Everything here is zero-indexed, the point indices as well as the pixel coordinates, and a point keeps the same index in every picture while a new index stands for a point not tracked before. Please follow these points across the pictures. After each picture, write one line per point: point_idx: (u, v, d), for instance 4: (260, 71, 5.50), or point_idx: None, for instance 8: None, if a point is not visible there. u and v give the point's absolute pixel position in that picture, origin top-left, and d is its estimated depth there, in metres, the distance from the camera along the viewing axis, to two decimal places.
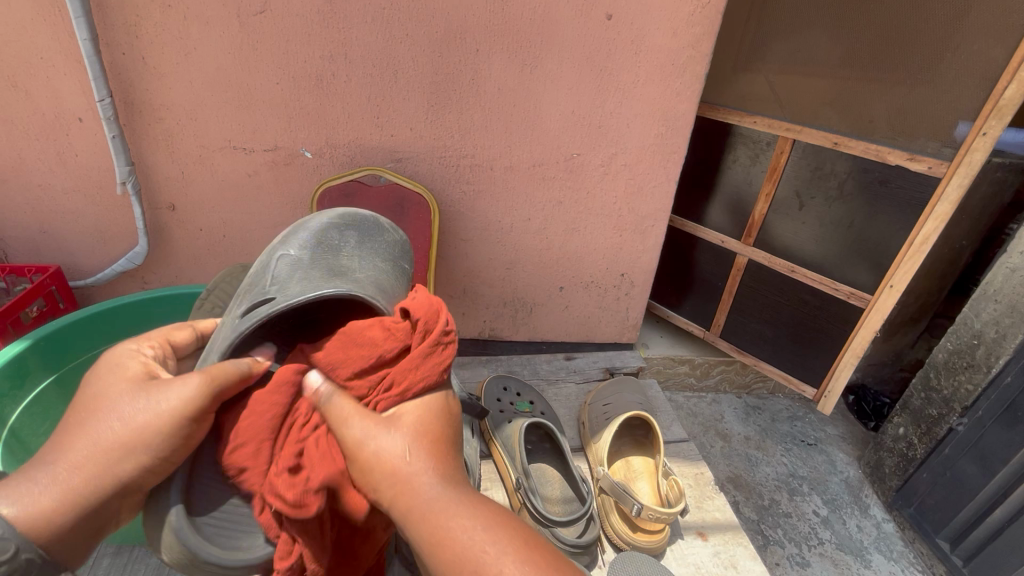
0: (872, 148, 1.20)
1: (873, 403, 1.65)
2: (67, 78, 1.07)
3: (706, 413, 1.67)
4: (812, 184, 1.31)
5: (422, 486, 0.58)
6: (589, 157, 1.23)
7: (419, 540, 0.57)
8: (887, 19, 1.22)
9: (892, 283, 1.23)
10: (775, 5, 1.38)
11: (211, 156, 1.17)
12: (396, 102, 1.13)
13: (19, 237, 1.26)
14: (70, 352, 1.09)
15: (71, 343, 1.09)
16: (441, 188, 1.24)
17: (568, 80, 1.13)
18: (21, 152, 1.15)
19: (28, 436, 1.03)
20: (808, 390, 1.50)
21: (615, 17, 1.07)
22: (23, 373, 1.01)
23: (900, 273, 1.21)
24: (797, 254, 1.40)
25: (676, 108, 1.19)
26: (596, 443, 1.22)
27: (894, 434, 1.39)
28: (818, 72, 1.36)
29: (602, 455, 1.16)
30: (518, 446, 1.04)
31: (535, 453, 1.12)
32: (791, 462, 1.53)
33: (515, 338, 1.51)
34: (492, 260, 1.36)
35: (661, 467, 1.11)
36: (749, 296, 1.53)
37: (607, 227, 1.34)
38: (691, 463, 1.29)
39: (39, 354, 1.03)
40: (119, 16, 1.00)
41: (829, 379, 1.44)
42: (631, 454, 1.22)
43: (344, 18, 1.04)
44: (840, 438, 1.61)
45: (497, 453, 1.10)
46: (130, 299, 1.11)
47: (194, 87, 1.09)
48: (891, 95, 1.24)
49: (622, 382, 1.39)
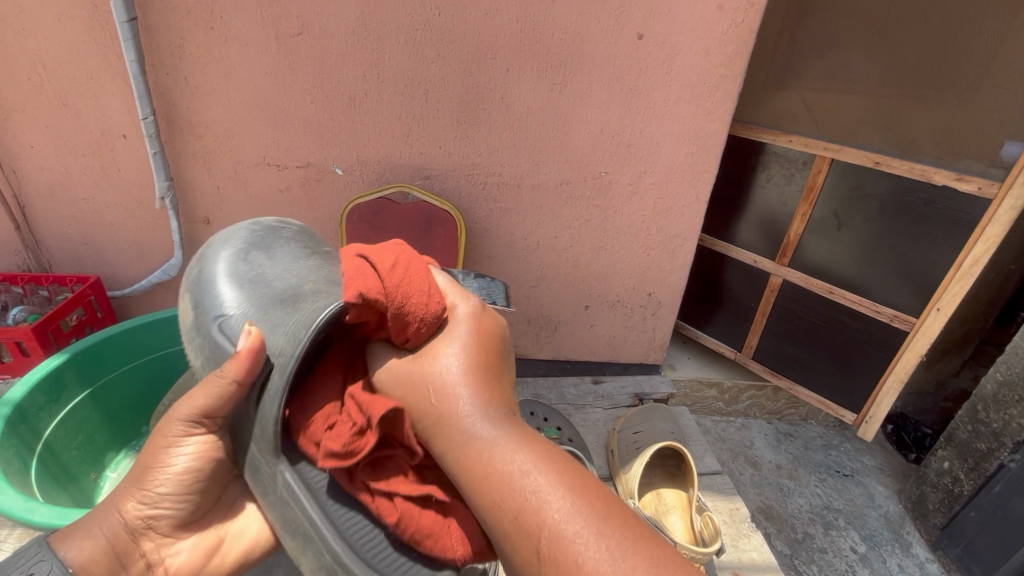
0: (917, 167, 1.15)
1: (913, 433, 1.55)
2: (114, 97, 1.12)
3: (735, 439, 1.61)
4: (852, 203, 1.28)
5: (468, 425, 0.53)
6: (617, 176, 1.22)
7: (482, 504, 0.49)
8: (931, 37, 1.20)
9: (939, 306, 1.19)
10: (812, 20, 1.33)
11: (245, 172, 1.20)
12: (426, 120, 1.15)
13: (62, 247, 1.31)
14: (106, 365, 1.12)
15: (104, 358, 1.11)
16: (468, 205, 1.24)
17: (597, 99, 1.13)
18: (68, 166, 1.20)
19: (64, 450, 1.05)
20: (847, 415, 1.45)
21: (646, 37, 1.07)
22: (59, 388, 1.03)
23: (947, 296, 1.17)
24: (835, 275, 1.36)
25: (707, 127, 1.17)
26: (624, 473, 1.19)
27: (938, 468, 1.32)
28: (855, 91, 1.32)
29: (631, 487, 1.13)
30: None
31: None
32: (826, 493, 1.46)
33: (538, 356, 1.49)
34: (517, 277, 1.35)
35: (695, 502, 1.08)
36: (784, 318, 1.49)
37: (635, 246, 1.32)
38: (727, 498, 1.24)
39: (76, 366, 1.05)
40: (165, 38, 1.05)
41: (870, 405, 1.40)
42: (663, 486, 1.19)
43: (377, 39, 1.06)
44: (878, 470, 1.53)
45: None
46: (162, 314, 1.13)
47: (232, 106, 1.12)
48: (937, 113, 1.21)
49: (654, 410, 1.36)
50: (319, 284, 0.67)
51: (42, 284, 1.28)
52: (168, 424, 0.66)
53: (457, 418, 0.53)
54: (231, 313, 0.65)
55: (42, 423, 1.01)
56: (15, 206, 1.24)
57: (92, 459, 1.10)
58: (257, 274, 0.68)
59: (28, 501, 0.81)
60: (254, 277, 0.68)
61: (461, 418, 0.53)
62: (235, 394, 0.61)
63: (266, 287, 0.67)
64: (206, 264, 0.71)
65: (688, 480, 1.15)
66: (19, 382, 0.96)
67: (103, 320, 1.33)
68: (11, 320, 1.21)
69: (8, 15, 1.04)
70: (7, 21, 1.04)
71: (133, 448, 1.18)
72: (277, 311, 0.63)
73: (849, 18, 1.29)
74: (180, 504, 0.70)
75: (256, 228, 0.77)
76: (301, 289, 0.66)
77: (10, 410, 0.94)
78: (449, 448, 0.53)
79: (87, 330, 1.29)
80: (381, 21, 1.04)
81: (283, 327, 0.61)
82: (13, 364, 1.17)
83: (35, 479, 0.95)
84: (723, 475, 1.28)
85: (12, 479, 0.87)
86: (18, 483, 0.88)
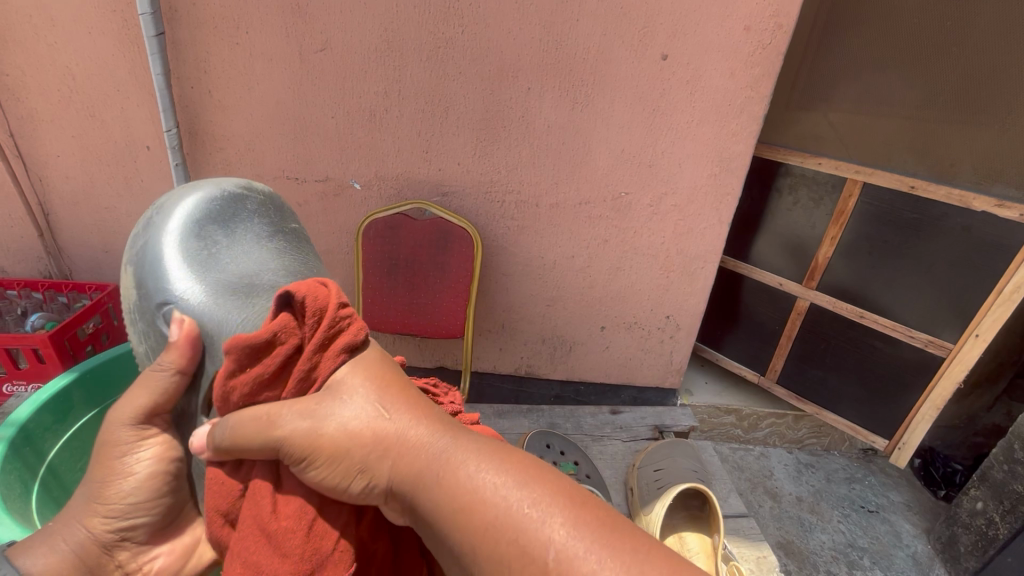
0: (955, 193, 1.13)
1: (942, 468, 1.48)
2: (139, 109, 1.13)
3: (753, 468, 1.56)
4: (884, 225, 1.24)
5: (423, 443, 0.44)
6: (638, 197, 1.20)
7: (441, 516, 0.41)
8: (972, 59, 1.13)
9: (978, 331, 1.17)
10: (845, 42, 1.28)
11: (264, 184, 1.20)
12: (445, 137, 1.14)
13: (84, 255, 1.32)
14: (113, 384, 1.11)
15: (112, 377, 1.11)
16: (485, 223, 1.23)
17: (620, 118, 1.12)
18: (92, 176, 1.22)
19: (67, 471, 1.03)
20: (879, 441, 1.41)
21: (670, 57, 1.06)
22: (66, 407, 1.02)
23: (986, 322, 1.15)
24: (865, 300, 1.32)
25: (731, 149, 1.15)
26: (645, 513, 1.15)
27: (970, 508, 1.26)
28: (886, 113, 1.26)
29: (653, 532, 1.09)
30: None
31: None
32: (849, 530, 1.40)
33: (552, 376, 1.47)
34: (533, 295, 1.33)
35: (721, 549, 1.02)
36: (809, 342, 1.45)
37: (654, 268, 1.29)
38: (755, 546, 1.19)
39: (84, 387, 1.05)
40: (192, 53, 1.06)
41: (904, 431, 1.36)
42: (686, 529, 1.15)
43: (399, 55, 1.06)
44: (904, 507, 1.46)
45: None
46: None
47: (255, 120, 1.13)
48: (974, 138, 1.16)
49: (678, 446, 1.32)
50: (280, 277, 0.69)
51: (61, 291, 1.29)
52: (112, 429, 0.62)
53: (401, 449, 0.44)
54: (185, 300, 0.64)
55: (47, 445, 0.99)
56: (39, 213, 1.26)
57: None
58: (211, 256, 0.67)
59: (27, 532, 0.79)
60: (207, 262, 0.67)
61: (406, 442, 0.44)
62: (180, 387, 0.62)
63: (220, 271, 0.67)
64: (147, 246, 0.68)
65: (713, 526, 1.10)
66: (27, 403, 0.95)
67: (118, 329, 1.33)
68: (29, 326, 1.21)
69: (41, 28, 1.06)
70: (39, 34, 1.06)
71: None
72: (234, 302, 0.64)
73: (882, 37, 1.23)
74: (156, 507, 0.65)
75: (216, 196, 0.73)
76: (260, 279, 0.67)
77: (16, 432, 0.92)
78: (391, 479, 0.44)
79: (104, 338, 1.29)
80: (403, 38, 1.04)
81: (221, 322, 0.62)
82: (30, 371, 1.17)
83: (36, 502, 0.93)
84: (749, 519, 1.23)
85: (12, 505, 0.85)
86: (18, 506, 0.87)
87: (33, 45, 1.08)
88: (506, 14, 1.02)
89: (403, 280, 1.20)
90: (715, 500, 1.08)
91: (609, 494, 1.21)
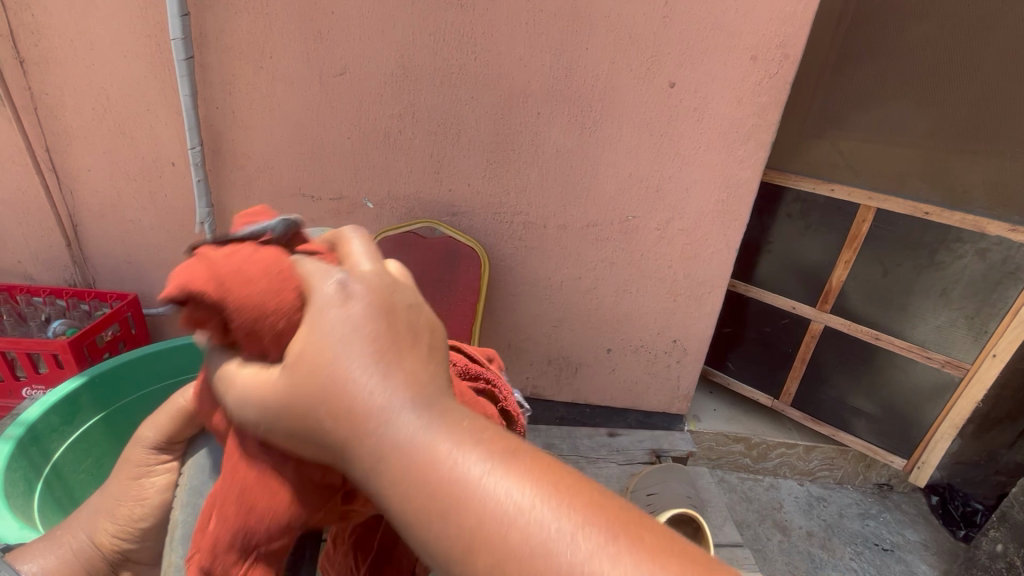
0: (969, 219, 1.14)
1: (961, 508, 1.43)
2: (166, 128, 1.19)
3: (763, 499, 1.52)
4: (898, 250, 1.23)
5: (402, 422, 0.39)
6: (644, 221, 1.21)
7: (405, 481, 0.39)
8: (982, 88, 1.12)
9: (994, 352, 1.18)
10: (853, 71, 1.27)
11: (281, 202, 1.25)
12: (457, 159, 1.17)
13: (107, 264, 1.37)
14: (123, 389, 1.14)
15: (120, 381, 1.14)
16: (494, 243, 1.25)
17: (628, 144, 1.13)
18: (120, 190, 1.27)
19: (74, 472, 1.06)
20: (896, 460, 1.40)
21: (678, 85, 1.08)
22: (73, 409, 1.05)
23: (1003, 343, 1.16)
24: (881, 324, 1.30)
25: (738, 175, 1.16)
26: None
27: (989, 551, 1.21)
28: (898, 139, 1.23)
29: None
30: None
31: None
32: (861, 568, 1.35)
33: (557, 398, 1.46)
34: (540, 316, 1.34)
35: None
36: (822, 367, 1.43)
37: (661, 291, 1.29)
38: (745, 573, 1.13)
39: (92, 390, 1.07)
40: (218, 76, 1.12)
41: (921, 450, 1.35)
42: None
43: (414, 81, 1.10)
44: (920, 546, 1.41)
45: None
46: (185, 341, 1.16)
47: (274, 139, 1.18)
48: (988, 166, 1.14)
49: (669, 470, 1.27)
50: None
51: (84, 299, 1.34)
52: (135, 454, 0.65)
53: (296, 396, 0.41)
54: None
55: (53, 445, 1.02)
56: (69, 224, 1.32)
57: (99, 483, 1.11)
58: None
59: (23, 529, 0.82)
60: None
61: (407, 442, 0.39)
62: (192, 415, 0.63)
63: None
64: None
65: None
66: (36, 405, 0.98)
67: (137, 336, 1.37)
68: (51, 332, 1.26)
69: (80, 51, 1.13)
70: (79, 56, 1.13)
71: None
72: None
73: (893, 66, 1.21)
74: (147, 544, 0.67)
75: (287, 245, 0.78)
76: None
77: (23, 432, 0.95)
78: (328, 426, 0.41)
79: (122, 345, 1.33)
80: (419, 64, 1.08)
81: None
82: (49, 376, 1.21)
83: (39, 502, 0.95)
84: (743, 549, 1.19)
85: (14, 502, 0.87)
86: (24, 509, 0.90)
87: (71, 66, 1.14)
88: (517, 42, 1.06)
89: None
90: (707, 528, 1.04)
91: None
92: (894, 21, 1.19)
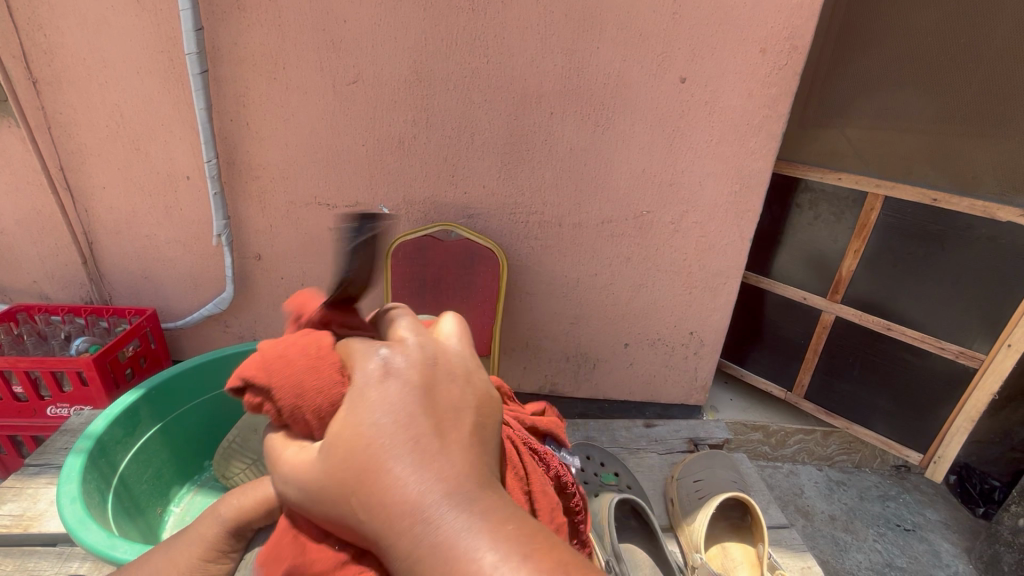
0: (978, 204, 1.15)
1: (979, 485, 1.45)
2: (182, 143, 1.20)
3: (784, 486, 1.54)
4: (908, 237, 1.25)
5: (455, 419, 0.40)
6: (659, 214, 1.23)
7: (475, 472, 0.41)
8: (989, 74, 1.14)
9: (1009, 342, 1.18)
10: (859, 61, 1.30)
11: (298, 211, 1.25)
12: (471, 162, 1.18)
13: (124, 280, 1.38)
14: (177, 401, 1.15)
15: (176, 395, 1.14)
16: (509, 243, 1.26)
17: (641, 140, 1.15)
18: (136, 207, 1.28)
19: (137, 484, 1.06)
20: (912, 455, 1.41)
21: (688, 80, 1.09)
22: (134, 421, 1.06)
23: (1018, 333, 1.16)
24: (893, 311, 1.32)
25: (750, 167, 1.17)
26: (689, 525, 1.09)
27: (1012, 526, 1.26)
28: (905, 127, 1.26)
29: (697, 540, 1.05)
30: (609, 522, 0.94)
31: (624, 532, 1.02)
32: (886, 549, 1.37)
33: (576, 394, 1.47)
34: (556, 313, 1.35)
35: (766, 558, 0.99)
36: (835, 356, 1.44)
37: (677, 284, 1.31)
38: (796, 554, 1.10)
39: (150, 402, 1.08)
40: (231, 89, 1.12)
41: (937, 443, 1.36)
42: (729, 539, 1.11)
43: (427, 86, 1.11)
44: (942, 525, 1.43)
45: None
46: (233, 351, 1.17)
47: (289, 148, 1.18)
48: (996, 150, 1.15)
49: (713, 456, 1.26)
50: None
51: (102, 316, 1.34)
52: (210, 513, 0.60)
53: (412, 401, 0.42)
54: None
55: (118, 456, 1.02)
56: (84, 241, 1.32)
57: (159, 493, 1.11)
58: None
59: (110, 536, 0.82)
60: None
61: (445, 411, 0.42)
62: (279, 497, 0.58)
63: None
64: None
65: (757, 535, 1.06)
66: (102, 417, 0.99)
67: (157, 352, 1.37)
68: (74, 350, 1.26)
69: (95, 70, 1.13)
70: (92, 75, 1.14)
71: (194, 482, 1.19)
72: None
73: (898, 57, 1.24)
74: None
75: None
76: None
77: (92, 444, 0.96)
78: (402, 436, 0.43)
79: (143, 361, 1.33)
80: (432, 69, 1.10)
81: None
82: (74, 394, 1.21)
83: (110, 511, 0.95)
84: (791, 530, 1.15)
85: (95, 512, 0.87)
86: (101, 516, 0.90)
87: (84, 84, 1.15)
88: (529, 43, 1.07)
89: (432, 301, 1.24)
90: (757, 508, 1.05)
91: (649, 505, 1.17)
92: (894, 14, 1.22)
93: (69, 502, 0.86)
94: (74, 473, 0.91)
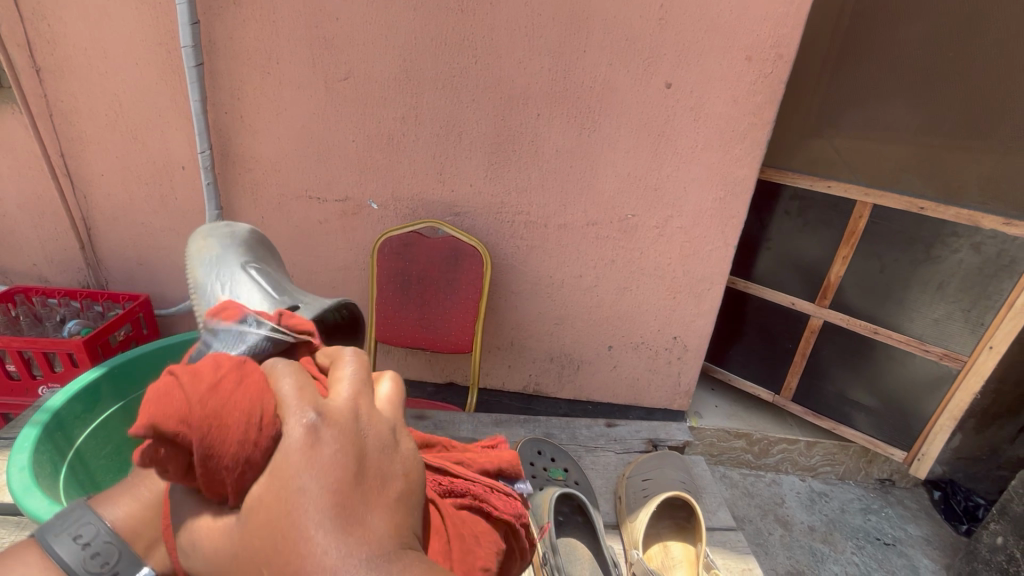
0: (965, 212, 1.13)
1: (963, 503, 1.45)
2: (177, 133, 1.22)
3: (764, 495, 1.54)
4: (895, 245, 1.24)
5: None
6: (644, 219, 1.23)
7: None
8: (974, 83, 1.14)
9: (991, 343, 1.18)
10: (848, 71, 1.30)
11: (289, 203, 1.27)
12: (459, 160, 1.20)
13: (121, 267, 1.41)
14: (139, 380, 1.17)
15: (139, 374, 1.17)
16: (495, 243, 1.28)
17: (626, 144, 1.16)
18: (132, 194, 1.31)
19: (93, 460, 1.08)
20: (896, 452, 1.40)
21: (674, 85, 1.10)
22: (95, 398, 1.08)
23: (999, 335, 1.17)
24: (878, 319, 1.32)
25: (735, 173, 1.18)
26: (631, 521, 1.11)
27: (990, 543, 1.24)
28: (893, 137, 1.26)
29: (637, 537, 1.06)
30: (548, 513, 0.99)
31: (566, 525, 1.05)
32: (863, 562, 1.36)
33: (559, 395, 1.48)
34: (541, 313, 1.36)
35: (703, 557, 1.00)
36: (822, 363, 1.44)
37: (661, 289, 1.31)
38: (740, 556, 1.10)
39: (111, 380, 1.11)
40: (225, 82, 1.15)
41: (920, 442, 1.35)
42: (671, 538, 1.12)
43: (415, 83, 1.13)
44: (923, 541, 1.42)
45: (526, 521, 1.03)
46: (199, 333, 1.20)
47: (281, 141, 1.21)
48: (979, 160, 1.16)
49: (666, 457, 1.27)
50: None
51: (97, 300, 1.37)
52: None
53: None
54: None
55: (75, 431, 1.04)
56: (82, 227, 1.36)
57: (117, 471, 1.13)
58: None
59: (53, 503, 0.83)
60: None
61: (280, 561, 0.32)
62: None
63: None
64: None
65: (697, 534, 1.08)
66: (61, 392, 1.01)
67: (148, 337, 1.40)
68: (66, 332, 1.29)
69: (94, 59, 1.16)
70: (92, 64, 1.17)
71: None
72: None
73: (885, 66, 1.25)
74: None
75: None
76: None
77: (50, 417, 0.97)
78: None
79: (133, 345, 1.36)
80: (421, 68, 1.11)
81: None
82: (65, 374, 1.23)
83: (64, 482, 0.96)
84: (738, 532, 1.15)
85: (44, 481, 0.88)
86: (55, 485, 0.92)
87: (85, 75, 1.18)
88: (516, 45, 1.08)
89: (416, 295, 1.25)
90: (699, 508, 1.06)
91: (596, 502, 1.17)
92: (880, 25, 1.23)
93: (18, 471, 0.87)
94: (27, 444, 0.93)
